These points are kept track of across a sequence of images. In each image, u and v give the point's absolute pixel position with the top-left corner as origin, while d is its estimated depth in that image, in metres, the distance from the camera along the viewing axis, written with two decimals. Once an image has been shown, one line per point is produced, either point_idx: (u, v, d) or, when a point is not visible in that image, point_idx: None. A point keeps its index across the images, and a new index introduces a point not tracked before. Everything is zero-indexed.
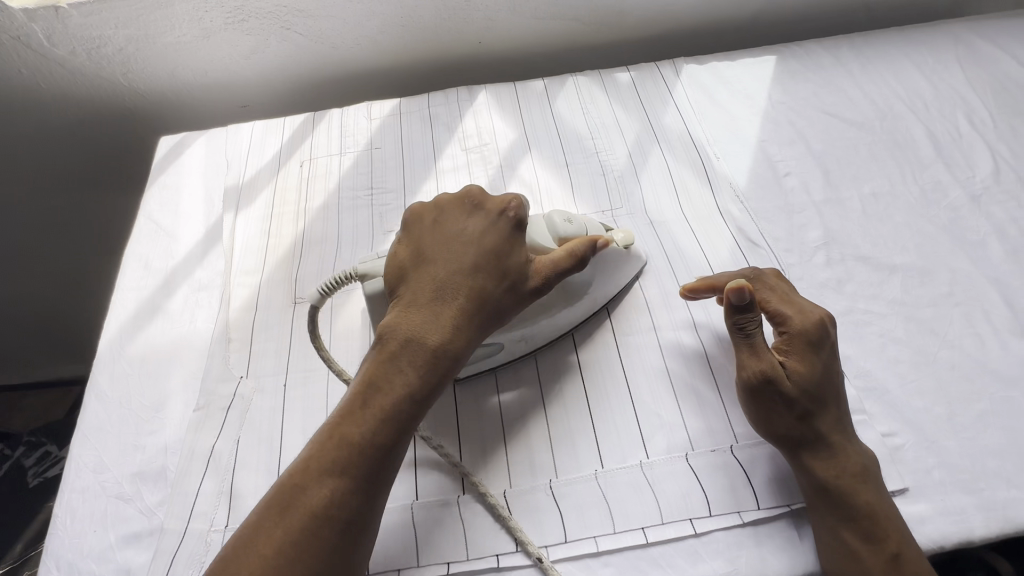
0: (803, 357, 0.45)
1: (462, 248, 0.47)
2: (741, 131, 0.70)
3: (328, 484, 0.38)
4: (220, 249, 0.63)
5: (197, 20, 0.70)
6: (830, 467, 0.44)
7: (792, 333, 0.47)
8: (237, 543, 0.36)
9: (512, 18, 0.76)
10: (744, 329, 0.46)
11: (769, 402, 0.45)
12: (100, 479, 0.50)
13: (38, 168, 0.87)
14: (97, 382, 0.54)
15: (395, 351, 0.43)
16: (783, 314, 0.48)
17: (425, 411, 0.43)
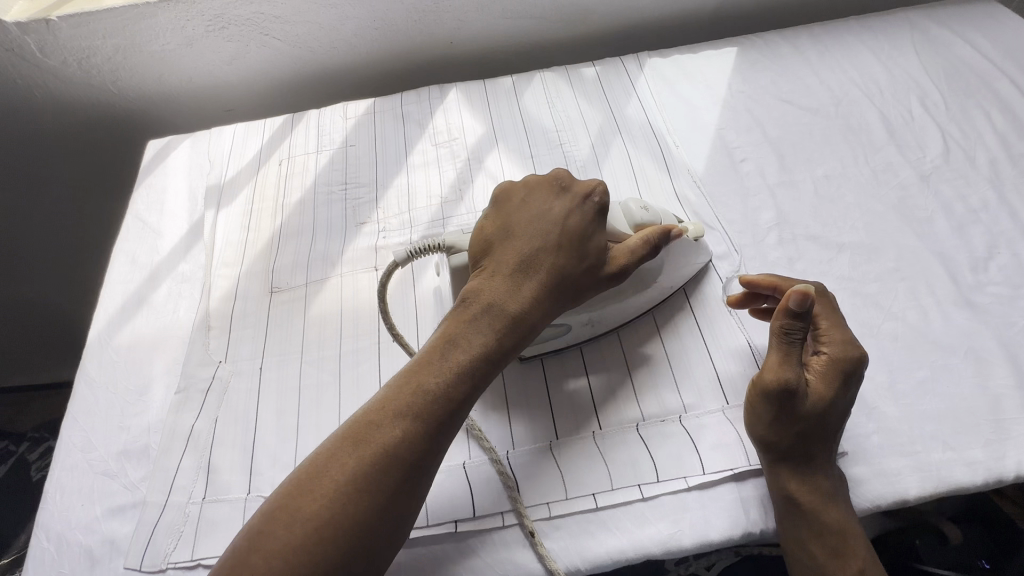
0: (831, 385, 0.45)
1: (547, 227, 0.49)
2: (701, 119, 0.72)
3: (403, 425, 0.40)
4: (202, 244, 0.67)
5: (180, 29, 0.74)
6: (808, 486, 0.44)
7: (830, 356, 0.47)
8: (310, 465, 0.39)
9: (480, 18, 0.79)
10: (789, 336, 0.45)
11: (778, 410, 0.45)
12: (88, 457, 0.53)
13: (37, 174, 0.91)
14: (86, 369, 0.58)
15: (476, 313, 0.45)
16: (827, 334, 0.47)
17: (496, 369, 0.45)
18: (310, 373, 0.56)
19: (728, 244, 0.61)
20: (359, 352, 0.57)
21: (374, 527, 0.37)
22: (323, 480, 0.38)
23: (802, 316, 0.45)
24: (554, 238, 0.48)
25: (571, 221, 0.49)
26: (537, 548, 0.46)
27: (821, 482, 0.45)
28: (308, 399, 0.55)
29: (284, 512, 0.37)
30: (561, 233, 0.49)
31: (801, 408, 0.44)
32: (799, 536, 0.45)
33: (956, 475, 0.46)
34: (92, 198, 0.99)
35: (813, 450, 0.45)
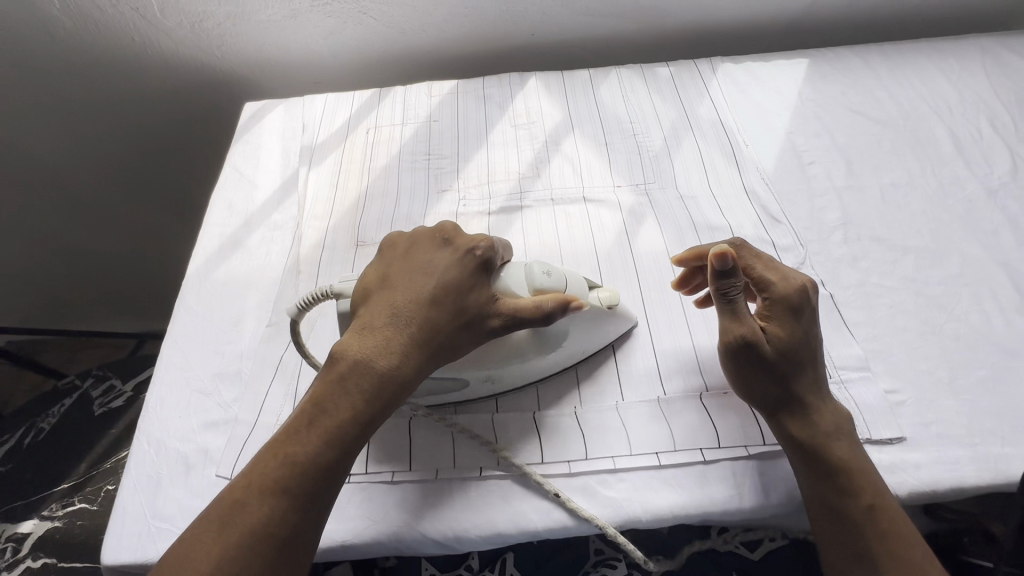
0: (784, 323, 0.47)
1: (428, 280, 0.46)
2: (771, 123, 0.75)
3: (267, 505, 0.38)
4: (295, 198, 0.71)
5: (288, 2, 0.80)
6: (805, 426, 0.46)
7: (774, 299, 0.48)
8: (173, 555, 0.37)
9: (565, 13, 0.84)
10: (726, 299, 0.47)
11: (749, 365, 0.47)
12: (185, 375, 0.57)
13: (141, 127, 1.00)
14: (186, 298, 0.63)
15: (347, 375, 0.43)
16: (767, 280, 0.49)
17: (370, 435, 0.43)
18: None
19: (793, 238, 0.63)
20: None
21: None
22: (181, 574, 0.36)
23: (730, 277, 0.47)
24: (428, 294, 0.46)
25: (449, 276, 0.46)
26: (569, 503, 0.48)
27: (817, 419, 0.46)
28: None
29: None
30: (439, 289, 0.46)
31: (766, 357, 0.47)
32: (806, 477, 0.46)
33: (1015, 469, 0.47)
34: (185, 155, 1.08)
35: (789, 393, 0.47)
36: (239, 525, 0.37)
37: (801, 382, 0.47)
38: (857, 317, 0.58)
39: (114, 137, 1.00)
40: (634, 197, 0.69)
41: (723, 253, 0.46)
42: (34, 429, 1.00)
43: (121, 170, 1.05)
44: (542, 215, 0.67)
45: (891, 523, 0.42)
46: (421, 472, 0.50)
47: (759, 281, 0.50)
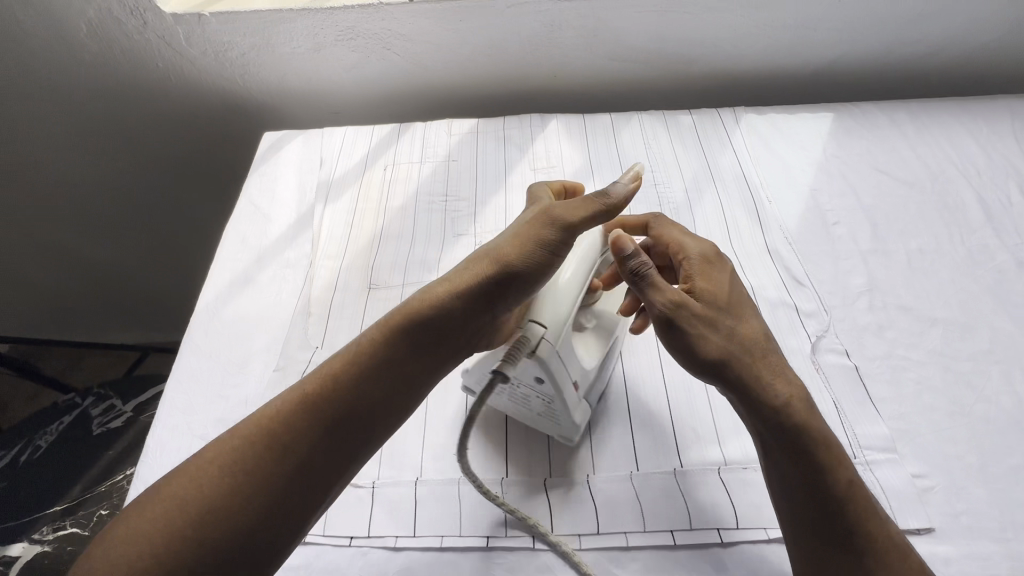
0: (706, 278, 0.49)
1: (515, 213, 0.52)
2: (795, 179, 0.74)
3: (290, 398, 0.43)
4: (309, 235, 0.71)
5: (313, 35, 0.80)
6: (769, 394, 0.43)
7: (693, 262, 0.51)
8: (186, 466, 0.40)
9: (588, 56, 0.83)
10: (642, 280, 0.46)
11: (687, 336, 0.45)
12: (188, 420, 0.56)
13: (164, 148, 1.00)
14: (193, 335, 0.62)
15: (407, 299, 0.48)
16: (683, 246, 0.52)
17: (404, 349, 0.45)
18: None
19: (817, 303, 0.62)
20: None
21: (230, 506, 0.38)
22: (195, 479, 0.39)
23: (634, 254, 0.47)
24: (506, 230, 0.51)
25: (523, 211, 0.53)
26: None
27: (787, 387, 0.44)
28: None
29: (150, 504, 0.38)
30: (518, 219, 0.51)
31: (704, 316, 0.46)
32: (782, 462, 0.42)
33: None
34: (208, 177, 1.08)
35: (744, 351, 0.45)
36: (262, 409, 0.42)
37: (749, 333, 0.46)
38: (883, 391, 0.55)
39: (138, 156, 1.01)
40: None
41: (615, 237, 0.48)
42: (32, 446, 0.99)
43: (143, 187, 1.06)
44: None
45: (868, 502, 0.42)
46: (426, 538, 0.49)
47: (676, 248, 0.53)
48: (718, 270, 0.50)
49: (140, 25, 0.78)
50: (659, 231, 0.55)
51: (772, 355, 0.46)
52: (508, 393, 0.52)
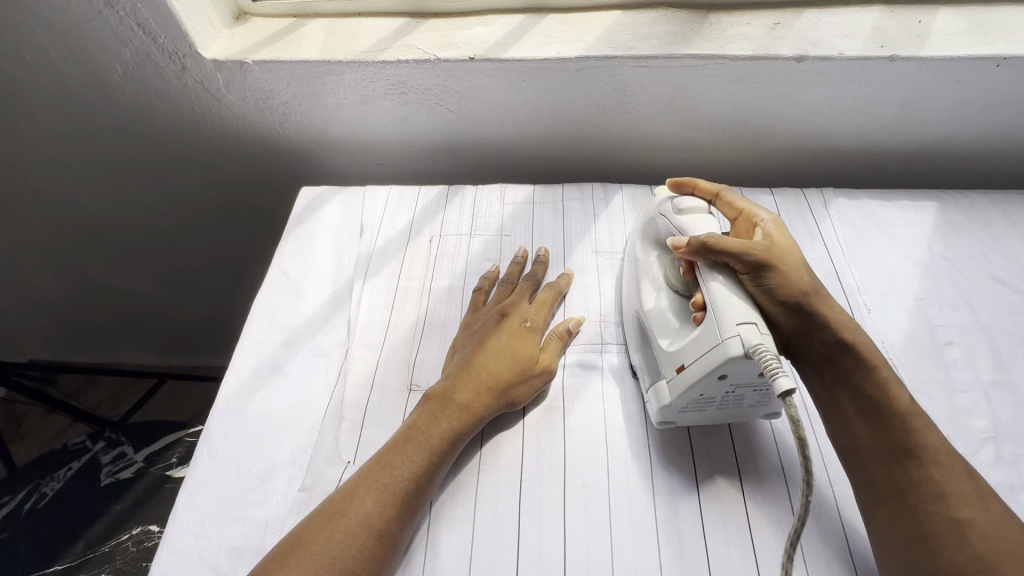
0: (777, 233, 0.54)
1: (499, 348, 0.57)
2: (895, 284, 0.65)
3: (334, 523, 0.45)
4: (345, 317, 0.64)
5: (361, 88, 0.73)
6: (828, 331, 0.51)
7: (765, 226, 0.55)
8: None
9: (659, 125, 0.75)
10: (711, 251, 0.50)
11: (769, 289, 0.50)
12: (199, 545, 0.49)
13: (197, 186, 0.95)
14: (212, 435, 0.55)
15: (424, 424, 0.52)
16: (749, 212, 0.57)
17: (427, 480, 0.49)
18: (442, 502, 0.51)
19: None
20: (500, 482, 0.52)
21: None
22: None
23: (694, 237, 0.51)
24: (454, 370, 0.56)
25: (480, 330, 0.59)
26: None
27: (831, 307, 0.52)
28: (437, 533, 0.49)
29: None
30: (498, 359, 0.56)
31: (772, 253, 0.51)
32: (843, 381, 0.50)
33: None
34: (240, 217, 1.03)
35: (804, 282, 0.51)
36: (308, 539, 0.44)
37: (801, 268, 0.52)
38: None
39: (170, 191, 0.96)
40: None
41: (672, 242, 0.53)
42: (36, 493, 0.93)
43: (175, 218, 1.03)
44: (622, 380, 0.59)
45: (920, 413, 0.47)
46: None
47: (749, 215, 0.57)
48: (766, 223, 0.55)
49: (179, 69, 0.73)
50: (729, 199, 0.59)
51: (818, 284, 0.52)
52: (717, 405, 0.50)
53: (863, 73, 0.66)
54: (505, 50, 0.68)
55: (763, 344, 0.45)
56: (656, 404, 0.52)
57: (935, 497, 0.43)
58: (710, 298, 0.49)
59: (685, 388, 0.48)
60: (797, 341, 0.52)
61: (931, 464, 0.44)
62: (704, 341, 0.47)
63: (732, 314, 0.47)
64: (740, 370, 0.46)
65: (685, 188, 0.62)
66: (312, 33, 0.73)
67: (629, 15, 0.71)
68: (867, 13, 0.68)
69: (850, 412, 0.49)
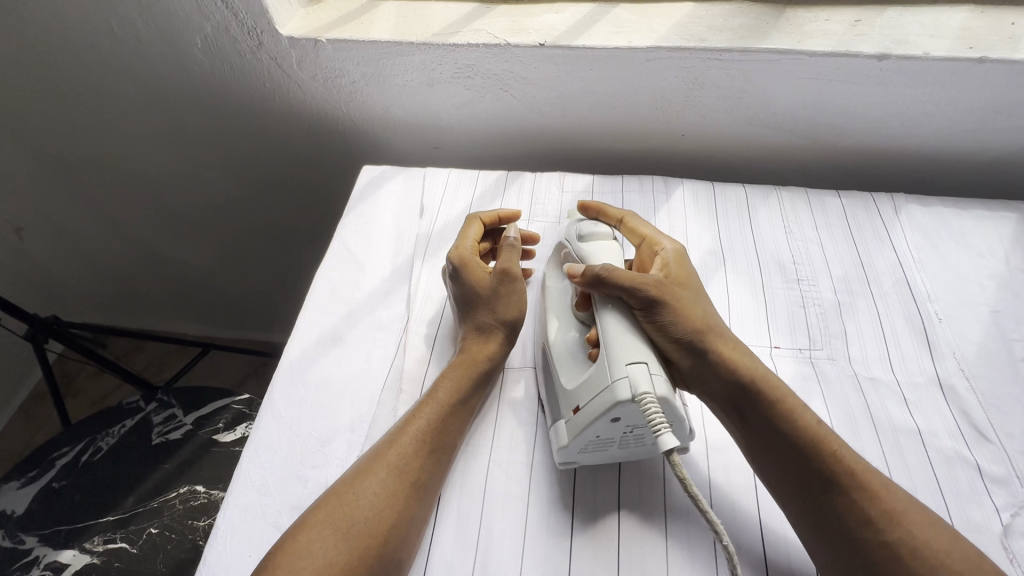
0: (678, 267, 0.57)
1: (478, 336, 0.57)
2: (969, 294, 0.62)
3: (361, 474, 0.47)
4: (404, 294, 0.65)
5: (428, 70, 0.74)
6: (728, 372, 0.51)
7: (665, 258, 0.58)
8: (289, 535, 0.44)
9: (726, 119, 0.74)
10: (605, 282, 0.51)
11: (667, 324, 0.51)
12: (262, 501, 0.51)
13: (257, 162, 0.98)
14: (275, 398, 0.57)
15: (444, 388, 0.53)
16: (655, 242, 0.60)
17: (446, 442, 0.51)
18: (497, 479, 0.52)
19: (1007, 466, 0.50)
20: (554, 466, 0.52)
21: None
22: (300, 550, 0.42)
23: (589, 268, 0.52)
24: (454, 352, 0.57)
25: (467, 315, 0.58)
26: None
27: (732, 349, 0.52)
28: (492, 508, 0.50)
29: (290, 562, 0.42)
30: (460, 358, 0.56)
31: (665, 288, 0.52)
32: (748, 419, 0.50)
33: None
34: (295, 194, 1.05)
35: (696, 316, 0.52)
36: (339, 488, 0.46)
37: (696, 304, 0.54)
38: None
39: (231, 166, 0.99)
40: (797, 367, 0.57)
41: (570, 271, 0.55)
42: (93, 447, 0.97)
43: (234, 193, 1.06)
44: None
45: (829, 435, 0.48)
46: None
47: (654, 246, 0.60)
48: (666, 252, 0.58)
49: (255, 45, 0.75)
50: (637, 227, 0.62)
51: (713, 324, 0.53)
52: (618, 444, 0.49)
53: (949, 74, 0.63)
54: (576, 37, 0.68)
55: (651, 390, 0.44)
56: (555, 444, 0.50)
57: (863, 522, 0.44)
58: (604, 339, 0.49)
59: (579, 429, 0.47)
60: (694, 378, 0.53)
61: (853, 490, 0.45)
62: (596, 383, 0.47)
63: (624, 354, 0.47)
64: (631, 414, 0.46)
65: (592, 213, 0.64)
66: (384, 14, 0.74)
67: (703, 7, 0.70)
68: (955, 13, 0.66)
69: (755, 449, 0.49)
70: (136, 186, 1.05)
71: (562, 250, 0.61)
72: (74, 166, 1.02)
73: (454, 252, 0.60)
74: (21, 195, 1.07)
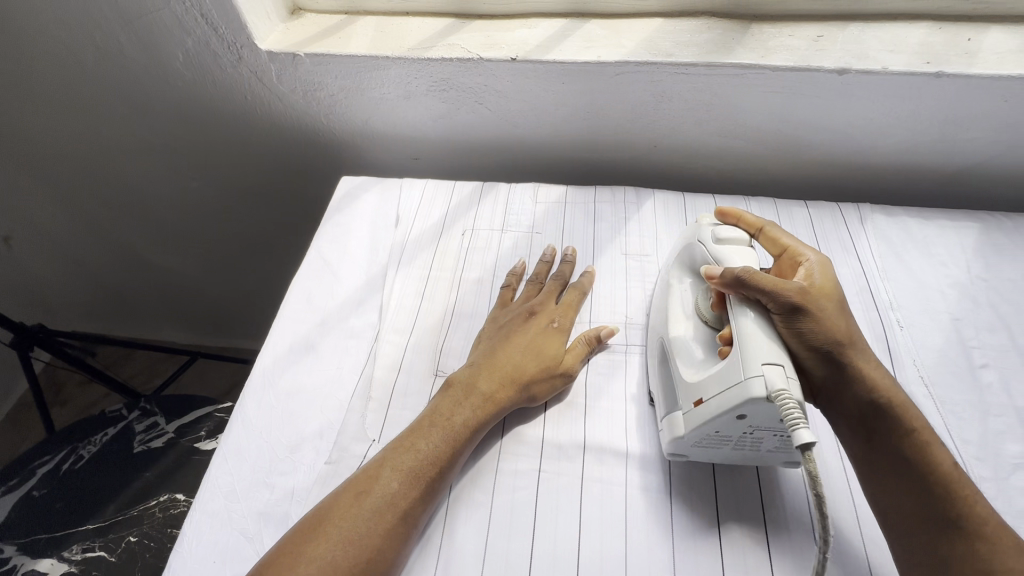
0: (826, 277, 0.52)
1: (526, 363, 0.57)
2: (931, 303, 0.63)
3: (349, 505, 0.47)
4: (377, 302, 0.66)
5: (405, 84, 0.76)
6: (867, 388, 0.49)
7: (810, 266, 0.54)
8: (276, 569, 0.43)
9: (695, 132, 0.76)
10: (743, 285, 0.50)
11: (808, 335, 0.48)
12: (229, 508, 0.51)
13: (242, 172, 0.99)
14: (246, 406, 0.58)
15: (454, 417, 0.53)
16: (799, 253, 0.56)
17: (446, 468, 0.50)
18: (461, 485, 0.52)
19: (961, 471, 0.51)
20: (518, 472, 0.53)
21: None
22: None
23: (727, 270, 0.52)
24: (473, 368, 0.57)
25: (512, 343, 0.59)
26: None
27: (869, 364, 0.50)
28: (455, 514, 0.51)
29: None
30: (490, 383, 0.55)
31: (809, 297, 0.49)
32: (882, 447, 0.48)
33: None
34: (281, 204, 1.07)
35: (844, 334, 0.49)
36: (327, 522, 0.46)
37: (839, 316, 0.50)
38: None
39: (217, 176, 1.01)
40: None
41: (707, 271, 0.54)
42: (74, 455, 0.97)
43: (219, 202, 1.07)
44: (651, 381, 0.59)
45: (962, 480, 0.45)
46: None
47: (795, 257, 0.56)
48: (813, 264, 0.54)
49: (236, 60, 0.77)
50: (778, 236, 0.59)
51: (855, 335, 0.50)
52: (734, 444, 0.49)
53: (907, 88, 0.65)
54: (546, 52, 0.70)
55: (787, 389, 0.44)
56: (668, 435, 0.51)
57: (982, 575, 0.42)
58: (738, 336, 0.48)
59: (703, 421, 0.47)
60: (829, 390, 0.50)
61: (978, 539, 0.43)
62: (728, 377, 0.46)
63: (759, 354, 0.46)
64: (760, 412, 0.45)
65: (731, 219, 0.62)
66: (363, 29, 0.76)
67: (671, 23, 0.72)
68: (913, 29, 0.68)
69: (885, 480, 0.47)
70: (123, 196, 1.07)
71: (691, 250, 0.60)
72: (63, 177, 1.04)
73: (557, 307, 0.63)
74: (10, 205, 1.08)
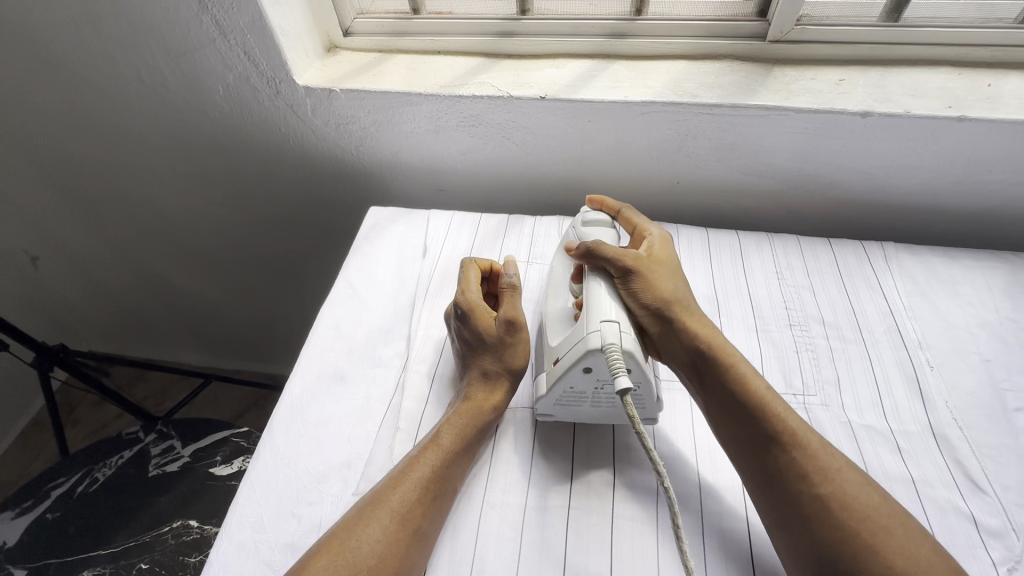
0: (659, 247, 0.62)
1: (489, 363, 0.59)
2: (959, 342, 0.63)
3: (357, 524, 0.47)
4: (405, 332, 0.67)
5: (434, 119, 0.78)
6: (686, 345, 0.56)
7: (648, 238, 0.63)
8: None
9: (720, 169, 0.77)
10: (590, 255, 0.58)
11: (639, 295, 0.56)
12: (257, 538, 0.51)
13: (266, 198, 1.01)
14: (274, 433, 0.58)
15: (446, 440, 0.53)
16: (642, 228, 0.65)
17: (444, 492, 0.51)
18: (491, 521, 0.52)
19: (1004, 519, 0.50)
20: (549, 510, 0.52)
21: None
22: None
23: (580, 244, 0.59)
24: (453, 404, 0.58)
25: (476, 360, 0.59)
26: None
27: (694, 318, 0.57)
28: (485, 552, 0.50)
29: None
30: (464, 411, 0.56)
31: (641, 260, 0.58)
32: (709, 385, 0.54)
33: None
34: (301, 229, 1.08)
35: (667, 289, 0.58)
36: (336, 538, 0.46)
37: (666, 277, 0.59)
38: None
39: (243, 202, 1.03)
40: None
41: (566, 245, 0.63)
42: (89, 477, 0.97)
43: (242, 227, 1.09)
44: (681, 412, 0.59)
45: (784, 413, 0.50)
46: None
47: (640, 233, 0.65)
48: (654, 236, 0.63)
49: (273, 93, 0.80)
50: (631, 217, 0.67)
51: (682, 295, 0.58)
52: (591, 400, 0.54)
53: (931, 131, 0.66)
54: (574, 91, 0.72)
55: (617, 342, 0.49)
56: (539, 398, 0.56)
57: (800, 477, 0.46)
58: (585, 299, 0.55)
59: (556, 377, 0.52)
60: (665, 347, 0.57)
61: (792, 447, 0.48)
62: (574, 336, 0.52)
63: (600, 313, 0.52)
64: (599, 364, 0.50)
65: (593, 205, 0.68)
66: (394, 67, 0.79)
67: (696, 66, 0.74)
68: (934, 75, 0.70)
69: (714, 414, 0.53)
70: (152, 220, 1.09)
71: (566, 238, 0.66)
72: (94, 201, 1.07)
73: (461, 297, 0.60)
74: (41, 226, 1.11)
